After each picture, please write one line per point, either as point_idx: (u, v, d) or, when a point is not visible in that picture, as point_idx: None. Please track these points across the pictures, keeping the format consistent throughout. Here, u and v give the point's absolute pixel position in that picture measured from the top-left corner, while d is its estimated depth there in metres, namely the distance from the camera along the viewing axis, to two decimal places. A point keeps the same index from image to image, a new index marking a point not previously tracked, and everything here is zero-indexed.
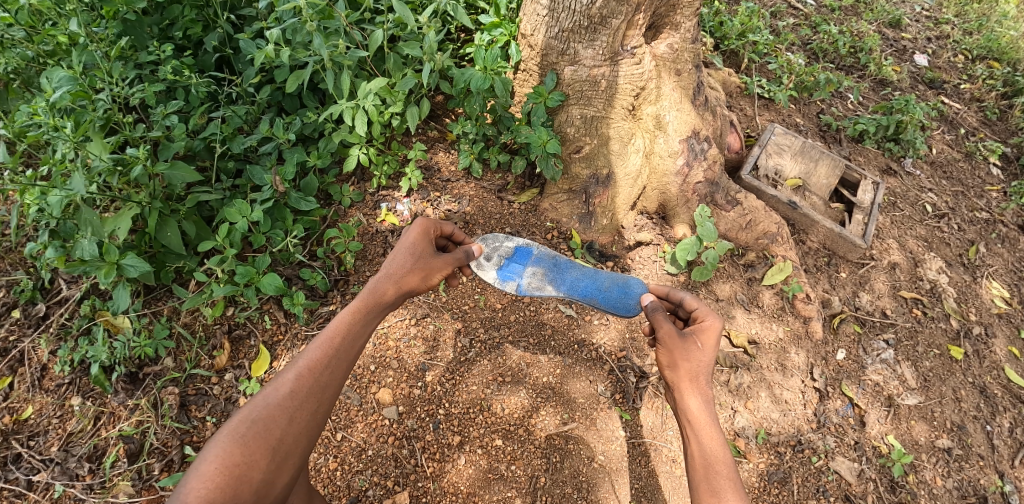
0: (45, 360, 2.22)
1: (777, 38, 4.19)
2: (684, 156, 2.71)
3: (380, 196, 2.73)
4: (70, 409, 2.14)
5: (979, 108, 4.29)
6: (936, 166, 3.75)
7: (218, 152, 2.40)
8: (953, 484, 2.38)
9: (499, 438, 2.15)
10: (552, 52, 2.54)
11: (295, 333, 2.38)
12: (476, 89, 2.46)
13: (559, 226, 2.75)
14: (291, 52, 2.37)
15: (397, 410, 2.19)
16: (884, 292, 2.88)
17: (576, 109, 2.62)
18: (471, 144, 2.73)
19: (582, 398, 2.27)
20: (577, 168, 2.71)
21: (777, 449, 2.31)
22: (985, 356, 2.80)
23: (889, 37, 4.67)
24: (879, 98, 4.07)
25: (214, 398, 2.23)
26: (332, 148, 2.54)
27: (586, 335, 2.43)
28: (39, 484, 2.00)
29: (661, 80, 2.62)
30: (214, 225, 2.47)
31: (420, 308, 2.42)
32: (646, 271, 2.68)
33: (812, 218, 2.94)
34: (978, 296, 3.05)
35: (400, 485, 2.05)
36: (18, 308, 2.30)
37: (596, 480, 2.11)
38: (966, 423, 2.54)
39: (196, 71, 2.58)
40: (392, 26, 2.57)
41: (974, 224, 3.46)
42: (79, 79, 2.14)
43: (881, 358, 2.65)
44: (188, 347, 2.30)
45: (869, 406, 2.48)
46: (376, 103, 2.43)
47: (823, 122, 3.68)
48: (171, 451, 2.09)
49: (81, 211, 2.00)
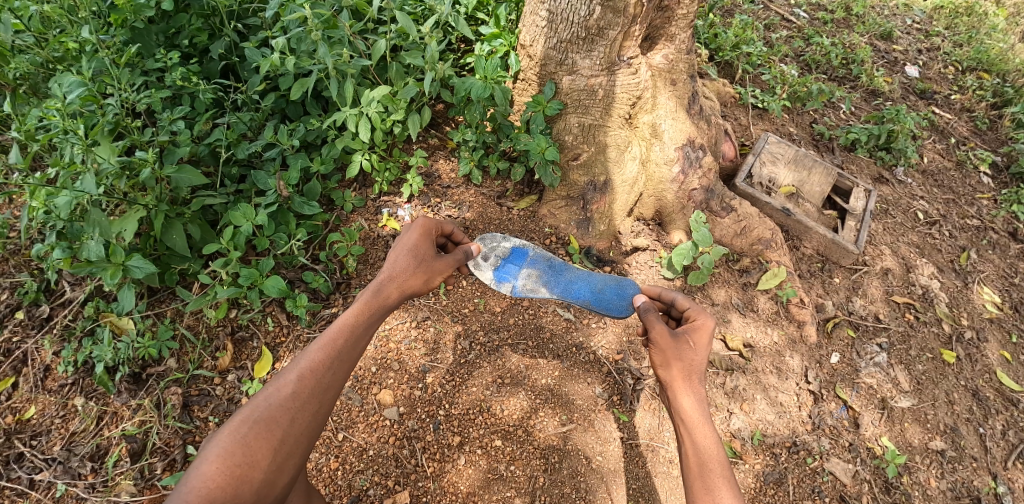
0: (48, 361, 2.24)
1: (771, 49, 4.28)
2: (679, 163, 2.77)
3: (382, 202, 2.78)
4: (73, 409, 2.16)
5: (969, 118, 4.37)
6: (927, 175, 3.82)
7: (223, 158, 2.45)
8: (948, 485, 2.41)
9: (499, 439, 2.18)
10: (551, 62, 2.60)
11: (297, 335, 2.42)
12: (476, 98, 2.52)
13: (558, 231, 2.79)
14: (297, 61, 2.44)
15: (398, 410, 2.21)
16: (878, 297, 2.93)
17: (574, 117, 2.68)
18: (471, 151, 2.78)
19: (580, 400, 2.30)
20: (575, 175, 2.76)
21: (773, 450, 2.34)
22: (977, 360, 2.85)
23: (880, 49, 4.77)
24: (871, 108, 4.15)
25: (217, 399, 2.26)
26: (335, 154, 2.60)
27: (584, 338, 2.46)
28: (41, 483, 2.01)
29: (657, 90, 2.69)
30: (217, 229, 2.51)
31: (421, 311, 2.45)
32: (643, 276, 2.72)
33: (806, 224, 2.99)
34: (970, 301, 3.10)
35: (401, 485, 2.07)
36: (22, 310, 2.33)
37: (593, 481, 2.14)
38: (959, 426, 2.58)
39: (202, 79, 2.64)
40: (395, 36, 2.63)
41: (966, 231, 3.53)
42: (89, 83, 2.20)
43: (875, 361, 2.69)
44: (191, 348, 2.33)
45: (863, 408, 2.52)
46: (379, 111, 2.48)
47: (816, 131, 3.76)
48: (173, 450, 2.11)
49: (90, 213, 2.05)
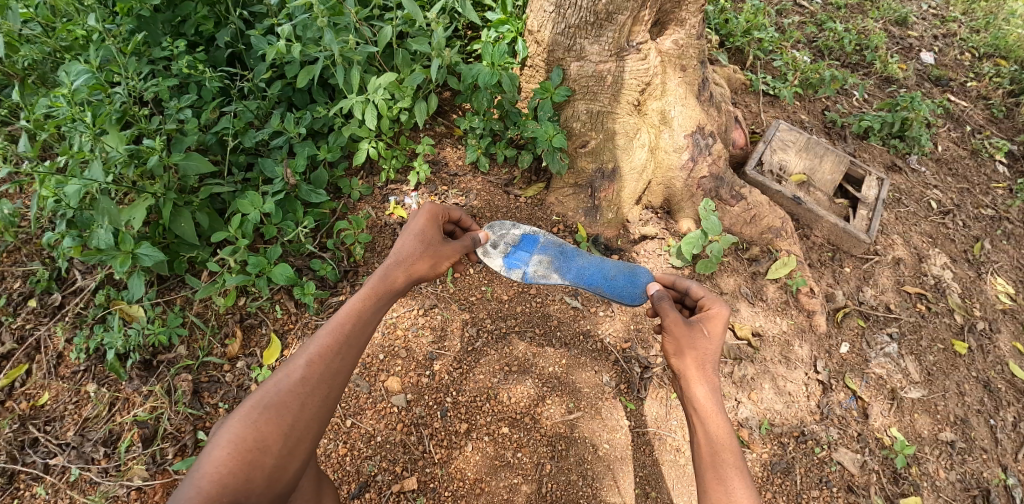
0: (61, 348, 2.27)
1: (783, 35, 4.20)
2: (689, 150, 2.74)
3: (389, 190, 2.77)
4: (86, 395, 2.19)
5: (985, 106, 4.29)
6: (941, 164, 3.76)
7: (230, 146, 2.46)
8: (956, 476, 2.39)
9: (506, 426, 2.19)
10: (559, 48, 2.57)
11: (305, 322, 2.43)
12: (484, 84, 2.49)
13: (565, 219, 2.78)
14: (303, 48, 2.43)
15: (406, 397, 2.22)
16: (888, 287, 2.91)
17: (582, 104, 2.65)
18: (478, 138, 2.76)
19: (587, 388, 2.30)
20: (583, 162, 2.73)
21: (780, 439, 2.32)
22: (989, 352, 2.82)
23: (895, 35, 4.69)
24: (884, 95, 4.08)
25: (226, 385, 2.27)
26: (341, 142, 2.59)
27: (592, 326, 2.46)
28: (56, 468, 2.04)
29: (666, 76, 2.64)
30: (225, 217, 2.52)
31: (428, 299, 2.46)
32: (651, 265, 2.71)
33: (817, 213, 2.95)
34: (983, 292, 3.07)
35: (408, 471, 2.08)
36: (35, 298, 2.36)
37: (600, 469, 2.14)
38: (969, 417, 2.56)
39: (208, 67, 2.64)
40: (401, 22, 2.61)
41: (980, 221, 3.47)
42: (96, 72, 2.22)
43: (885, 352, 2.66)
44: (201, 335, 2.35)
45: (873, 398, 2.50)
46: (385, 98, 2.47)
47: (828, 118, 3.70)
48: (184, 436, 2.13)
49: (99, 201, 2.08)
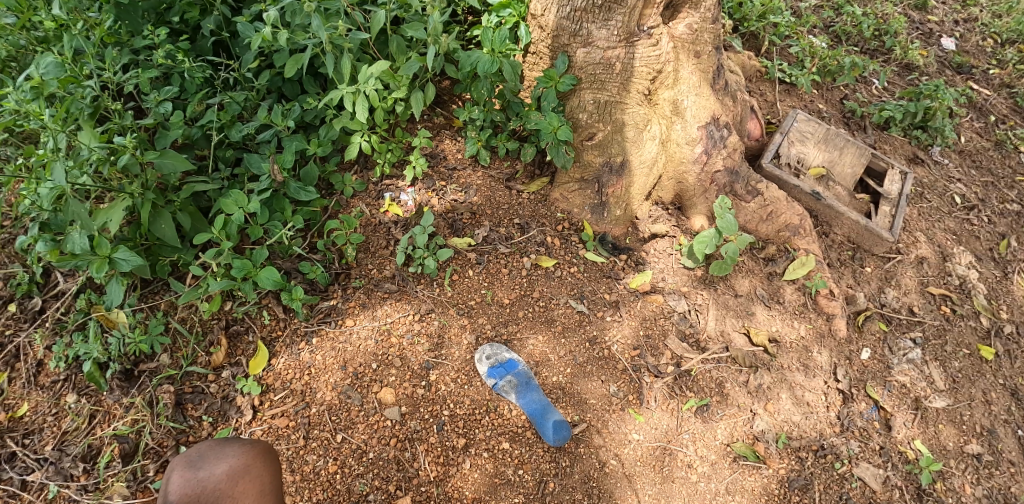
0: (40, 356, 2.15)
1: (799, 20, 4.00)
2: (702, 143, 2.57)
3: (384, 186, 2.62)
4: (64, 406, 2.06)
5: (1009, 94, 4.09)
6: (964, 155, 3.58)
7: (215, 141, 2.32)
8: (984, 492, 2.25)
9: (506, 441, 2.06)
10: (564, 34, 2.38)
11: (295, 329, 2.29)
12: (484, 73, 2.32)
13: (570, 217, 2.63)
14: (290, 34, 2.27)
15: (399, 411, 2.09)
16: (911, 288, 2.76)
17: (589, 93, 2.48)
18: (478, 130, 2.60)
19: (593, 399, 2.17)
20: (590, 155, 2.56)
21: (798, 454, 2.17)
22: (1018, 357, 2.67)
23: (915, 20, 4.47)
24: (905, 83, 3.89)
25: (211, 397, 2.13)
26: (333, 135, 2.43)
27: (598, 332, 2.32)
28: (33, 485, 1.93)
29: (679, 63, 2.48)
30: (211, 217, 2.38)
31: (424, 303, 2.33)
32: (661, 265, 2.55)
33: (837, 209, 2.79)
34: (1010, 293, 2.91)
35: (402, 490, 1.95)
36: (14, 302, 2.24)
37: (607, 486, 2.01)
38: (996, 427, 2.42)
39: (192, 57, 2.48)
40: (395, 7, 2.43)
41: (1006, 216, 3.30)
42: (68, 64, 2.07)
43: (908, 358, 2.52)
44: (185, 343, 2.22)
45: (895, 409, 2.36)
46: (377, 88, 2.30)
47: (847, 108, 3.51)
48: (167, 451, 2.01)
49: (69, 204, 1.92)
